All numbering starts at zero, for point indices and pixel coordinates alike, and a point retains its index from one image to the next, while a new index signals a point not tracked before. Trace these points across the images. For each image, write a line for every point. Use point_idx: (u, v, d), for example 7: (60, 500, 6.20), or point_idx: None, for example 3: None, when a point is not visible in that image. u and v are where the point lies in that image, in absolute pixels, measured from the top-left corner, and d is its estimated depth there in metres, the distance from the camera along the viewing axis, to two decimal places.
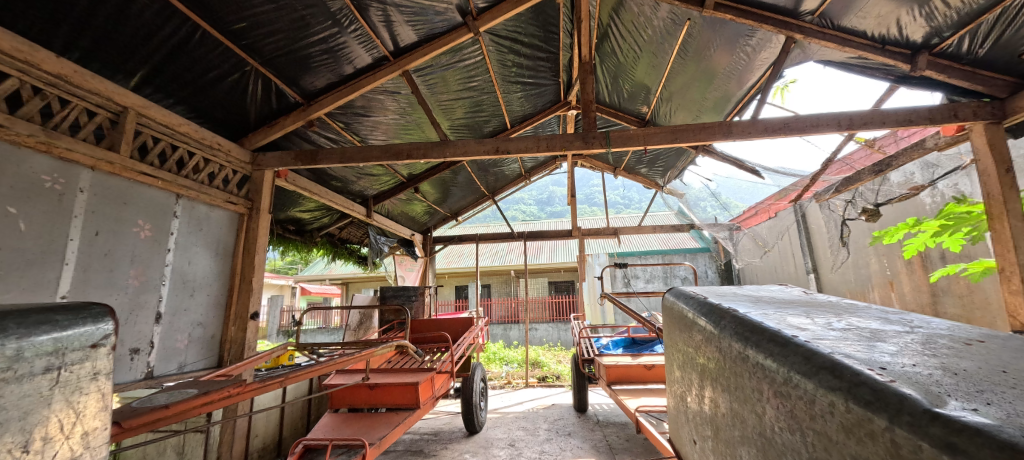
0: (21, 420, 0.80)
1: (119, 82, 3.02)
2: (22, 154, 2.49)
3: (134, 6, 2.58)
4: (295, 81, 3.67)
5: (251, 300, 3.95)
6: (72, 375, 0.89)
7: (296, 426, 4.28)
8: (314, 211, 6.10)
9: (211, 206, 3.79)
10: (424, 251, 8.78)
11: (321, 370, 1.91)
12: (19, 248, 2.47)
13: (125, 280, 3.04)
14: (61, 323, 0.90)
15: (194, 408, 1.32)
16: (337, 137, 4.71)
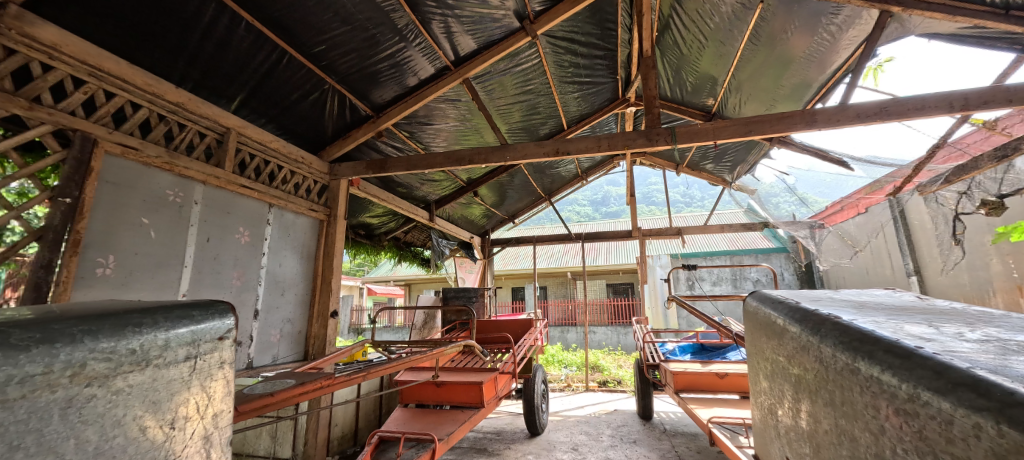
0: (168, 401, 0.77)
1: (222, 106, 3.43)
2: (151, 173, 2.92)
3: (235, 38, 2.92)
4: (366, 95, 3.93)
5: (331, 300, 4.29)
6: (206, 364, 0.86)
7: (369, 419, 4.53)
8: (382, 216, 6.49)
9: (297, 213, 4.18)
10: (482, 254, 8.98)
11: (395, 367, 2.02)
12: (151, 253, 2.89)
13: (229, 281, 3.44)
14: (196, 316, 0.89)
15: (292, 397, 1.42)
16: (403, 145, 4.97)
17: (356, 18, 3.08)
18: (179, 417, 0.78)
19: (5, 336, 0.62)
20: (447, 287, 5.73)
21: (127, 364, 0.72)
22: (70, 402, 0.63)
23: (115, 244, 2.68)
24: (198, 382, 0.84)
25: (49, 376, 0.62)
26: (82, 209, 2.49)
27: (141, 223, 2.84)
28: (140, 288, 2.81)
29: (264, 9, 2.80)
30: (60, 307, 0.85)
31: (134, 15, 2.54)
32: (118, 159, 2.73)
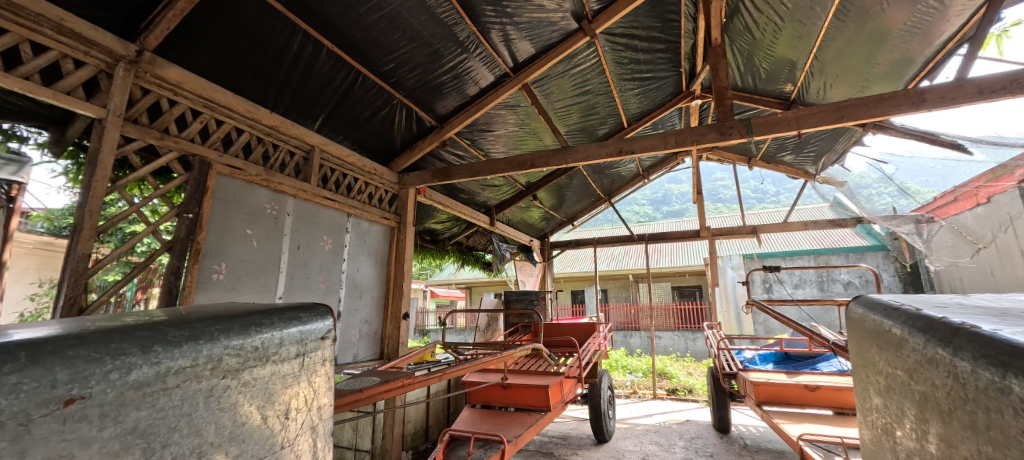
0: (285, 392, 0.87)
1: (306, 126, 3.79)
2: (253, 189, 3.29)
3: (317, 63, 3.21)
4: (431, 106, 4.12)
5: (403, 302, 4.54)
6: (312, 360, 0.96)
7: (439, 417, 4.72)
8: (445, 222, 6.77)
9: (372, 221, 4.49)
10: (542, 257, 9.00)
11: (468, 368, 2.08)
12: (254, 260, 3.25)
13: (316, 285, 3.78)
14: (304, 317, 0.98)
15: (378, 393, 1.51)
16: (464, 153, 5.14)
17: (422, 35, 3.26)
18: (290, 409, 0.87)
19: (163, 333, 0.72)
20: (508, 291, 5.81)
21: (252, 359, 0.82)
22: (208, 392, 0.73)
23: (226, 252, 3.05)
24: (305, 377, 0.93)
25: (195, 368, 0.72)
26: (200, 223, 2.87)
27: (246, 234, 3.21)
28: (247, 290, 3.17)
29: (341, 35, 3.06)
30: (201, 309, 0.98)
31: (236, 51, 2.89)
32: (227, 178, 3.12)
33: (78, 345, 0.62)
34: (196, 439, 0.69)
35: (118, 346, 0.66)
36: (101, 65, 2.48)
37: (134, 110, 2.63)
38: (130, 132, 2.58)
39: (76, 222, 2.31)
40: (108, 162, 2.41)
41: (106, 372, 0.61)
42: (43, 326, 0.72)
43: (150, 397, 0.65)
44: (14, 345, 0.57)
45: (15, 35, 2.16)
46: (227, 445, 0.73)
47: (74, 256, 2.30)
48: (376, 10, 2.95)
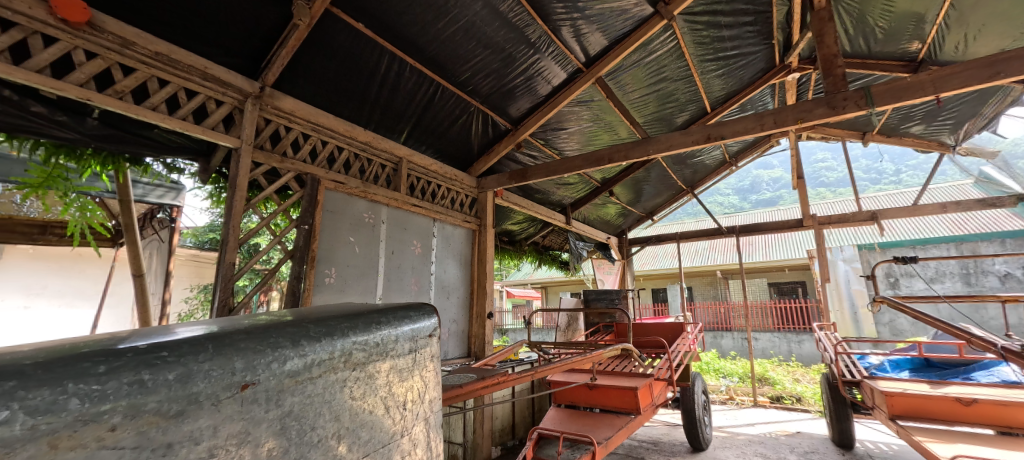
0: (404, 382, 0.95)
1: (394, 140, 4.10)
2: (353, 201, 3.64)
3: (402, 80, 3.46)
4: (505, 110, 4.21)
5: (487, 302, 4.70)
6: (424, 355, 1.03)
7: (525, 415, 4.80)
8: (522, 223, 6.88)
9: (455, 225, 4.72)
10: (621, 254, 8.73)
11: (558, 367, 2.08)
12: (358, 264, 3.60)
13: (409, 286, 4.07)
14: (414, 315, 1.05)
15: (476, 389, 1.56)
16: (538, 153, 5.18)
17: (496, 41, 3.35)
18: (407, 401, 0.95)
19: (307, 329, 0.81)
20: (587, 290, 5.73)
21: (375, 354, 0.89)
22: (343, 383, 0.81)
23: (335, 259, 3.42)
24: (418, 372, 1.00)
25: (332, 360, 0.81)
26: (314, 233, 3.23)
27: (350, 241, 3.57)
28: (353, 292, 3.52)
29: (423, 52, 3.26)
30: (329, 308, 1.10)
31: (335, 77, 3.22)
32: (333, 192, 3.49)
33: (247, 338, 0.73)
34: (335, 423, 0.78)
35: (277, 339, 0.76)
36: (233, 102, 2.92)
37: (259, 138, 3.06)
38: (257, 158, 3.00)
39: (222, 236, 2.75)
40: (244, 184, 2.83)
41: (269, 362, 0.72)
42: (219, 323, 0.87)
43: (301, 385, 0.75)
44: (202, 337, 0.70)
45: (173, 84, 2.63)
46: (360, 429, 0.82)
47: (223, 266, 2.73)
48: (453, 23, 3.09)
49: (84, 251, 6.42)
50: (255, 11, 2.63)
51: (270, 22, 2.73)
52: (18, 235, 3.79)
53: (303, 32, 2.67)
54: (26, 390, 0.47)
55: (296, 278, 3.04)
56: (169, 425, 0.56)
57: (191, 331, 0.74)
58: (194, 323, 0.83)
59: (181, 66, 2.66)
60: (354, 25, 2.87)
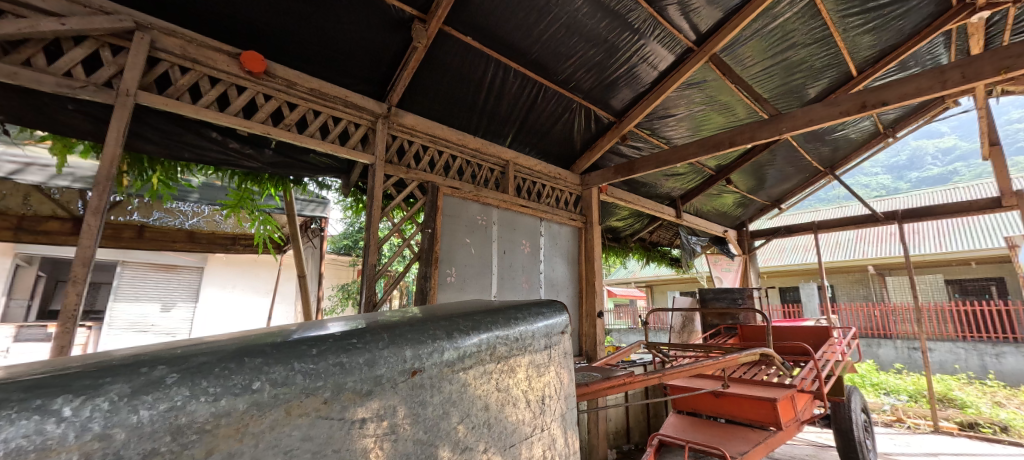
0: (544, 376, 0.98)
1: (501, 144, 4.28)
2: (468, 204, 3.88)
3: (507, 85, 3.59)
4: (608, 103, 4.10)
5: (597, 301, 4.64)
6: (559, 348, 1.05)
7: (639, 420, 4.63)
8: (627, 218, 6.64)
9: (561, 223, 4.75)
10: (741, 249, 7.89)
11: (685, 371, 1.96)
12: (474, 264, 3.83)
13: (520, 285, 4.21)
14: (547, 312, 1.05)
15: (601, 390, 1.46)
16: (644, 144, 4.93)
17: (599, 33, 3.28)
18: (544, 396, 0.97)
19: (456, 323, 0.85)
20: (703, 288, 5.32)
21: (515, 348, 0.92)
22: (489, 376, 0.86)
23: (454, 260, 3.69)
24: (553, 368, 1.01)
25: (480, 353, 0.85)
26: (436, 235, 3.53)
27: (466, 242, 3.81)
28: (471, 290, 3.76)
29: (526, 55, 3.34)
30: (468, 302, 1.16)
31: (447, 90, 3.48)
32: (450, 197, 3.76)
33: (411, 329, 0.79)
34: (484, 412, 0.83)
35: (434, 331, 0.80)
36: (368, 124, 3.32)
37: (388, 153, 3.45)
38: (388, 170, 3.38)
39: (365, 241, 3.14)
40: (380, 194, 3.19)
41: (431, 352, 0.77)
42: (383, 317, 0.98)
43: (456, 374, 0.80)
44: (380, 326, 0.80)
45: (324, 114, 3.10)
46: (503, 417, 0.86)
47: (367, 267, 3.12)
48: (555, 22, 3.10)
49: (260, 258, 8.00)
50: (382, 41, 2.99)
51: (394, 48, 3.06)
52: (219, 245, 4.84)
53: (421, 52, 2.94)
54: (266, 367, 0.60)
55: (424, 277, 3.36)
56: (360, 402, 0.66)
57: (364, 323, 0.85)
58: (343, 319, 0.96)
59: (328, 98, 3.11)
60: (463, 39, 3.06)
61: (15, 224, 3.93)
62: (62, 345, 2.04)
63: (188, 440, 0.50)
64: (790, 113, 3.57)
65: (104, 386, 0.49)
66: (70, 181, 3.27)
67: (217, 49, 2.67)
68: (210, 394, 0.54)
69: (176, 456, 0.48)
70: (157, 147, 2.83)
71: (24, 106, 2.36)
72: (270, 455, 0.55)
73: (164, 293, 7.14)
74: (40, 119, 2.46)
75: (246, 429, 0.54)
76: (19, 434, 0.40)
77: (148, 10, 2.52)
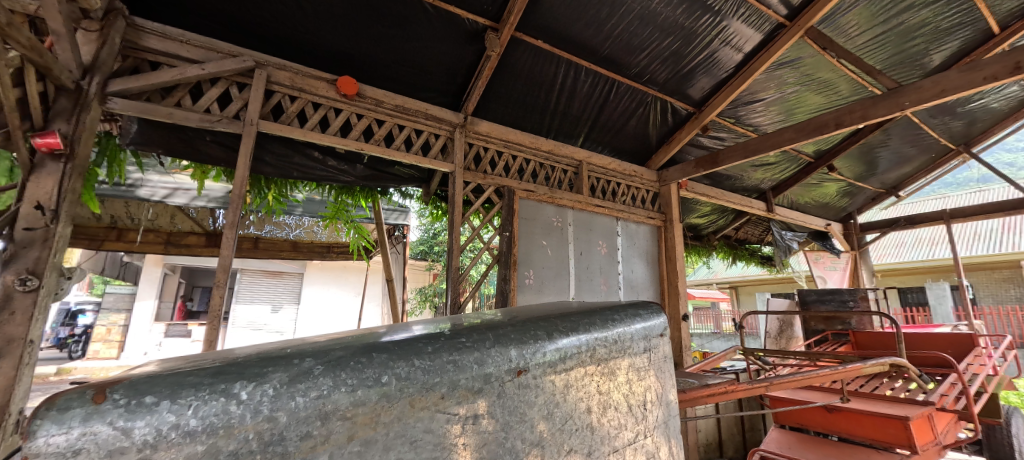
0: (648, 379, 0.95)
1: (573, 144, 4.28)
2: (543, 207, 3.90)
3: (578, 84, 3.57)
4: (685, 93, 3.89)
5: (680, 304, 4.40)
6: (660, 352, 1.01)
7: (733, 433, 4.28)
8: (709, 214, 6.25)
9: (639, 222, 4.59)
10: (849, 245, 6.99)
11: (798, 381, 1.78)
12: (551, 266, 3.83)
13: (598, 287, 4.13)
14: (644, 314, 1.01)
15: (699, 398, 1.31)
16: (727, 134, 4.59)
17: (677, 21, 3.12)
18: (646, 401, 0.94)
19: (556, 324, 0.85)
20: (804, 289, 4.83)
21: (615, 350, 0.90)
22: (590, 378, 0.85)
23: (532, 262, 3.72)
24: (653, 372, 0.98)
25: (581, 354, 0.84)
26: (514, 238, 3.59)
27: (543, 244, 3.83)
28: (549, 292, 3.77)
29: (598, 52, 3.28)
30: (559, 304, 1.16)
31: (519, 95, 3.55)
32: (526, 200, 3.82)
33: (513, 329, 0.79)
34: (588, 415, 0.82)
35: (535, 332, 0.80)
36: (446, 134, 3.50)
37: (466, 161, 3.60)
38: (467, 177, 3.52)
39: (449, 246, 3.29)
40: (460, 200, 3.33)
41: (534, 352, 0.77)
42: (480, 317, 1.01)
43: (560, 374, 0.80)
44: (486, 324, 0.81)
45: (407, 127, 3.32)
46: (605, 420, 0.84)
47: (452, 271, 3.27)
48: (628, 15, 3.01)
49: (349, 264, 8.77)
50: (458, 53, 3.13)
51: (469, 59, 3.19)
52: (317, 254, 5.25)
53: (495, 60, 3.02)
54: (391, 363, 0.63)
55: (503, 280, 3.45)
56: (474, 399, 0.68)
57: (467, 323, 0.88)
58: (424, 321, 1.01)
59: (411, 112, 3.33)
60: (535, 43, 3.09)
61: (165, 239, 4.71)
62: (212, 339, 2.41)
63: (334, 425, 0.55)
64: (913, 85, 3.11)
65: (268, 374, 0.55)
66: (207, 201, 3.88)
67: (317, 77, 2.99)
68: (348, 385, 0.58)
69: (325, 440, 0.54)
70: (274, 169, 3.24)
71: (177, 140, 2.85)
72: (398, 444, 0.60)
73: (273, 297, 8.14)
74: (188, 151, 2.94)
75: (378, 419, 0.59)
76: (210, 413, 0.49)
77: (264, 49, 2.90)
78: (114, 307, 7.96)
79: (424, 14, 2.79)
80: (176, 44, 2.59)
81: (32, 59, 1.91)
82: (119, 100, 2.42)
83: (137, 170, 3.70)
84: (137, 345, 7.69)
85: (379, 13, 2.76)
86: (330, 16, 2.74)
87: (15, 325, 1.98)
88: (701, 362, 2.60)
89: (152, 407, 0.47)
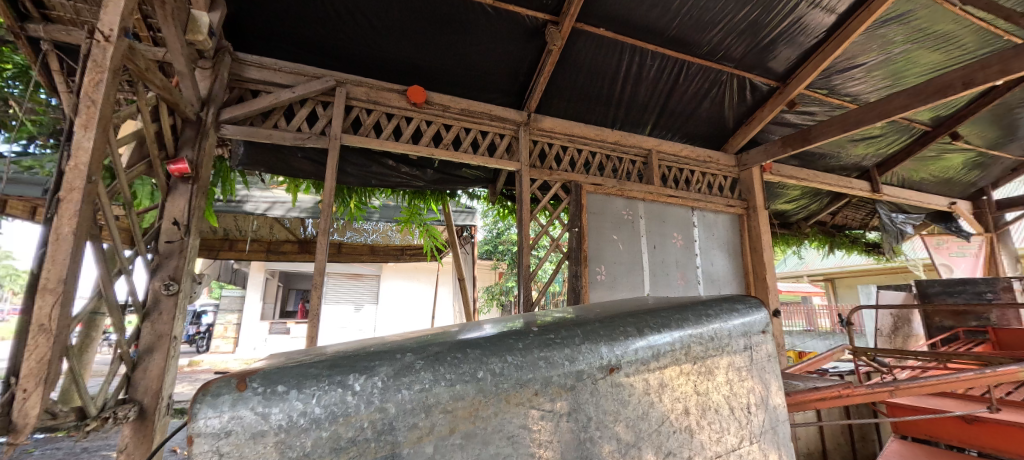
0: (751, 380, 0.88)
1: (640, 133, 4.15)
2: (612, 200, 3.79)
3: (644, 70, 3.43)
4: (766, 67, 3.55)
5: (769, 298, 4.04)
6: (760, 355, 0.91)
7: (839, 443, 3.86)
8: (797, 199, 5.67)
9: (717, 212, 4.29)
10: (983, 226, 5.94)
11: (934, 385, 1.53)
12: (623, 261, 3.71)
13: (676, 282, 3.91)
14: (742, 308, 0.93)
15: (809, 402, 1.18)
16: (818, 107, 4.12)
17: None
18: (750, 404, 0.86)
19: (645, 320, 0.81)
20: (924, 280, 4.18)
21: (711, 348, 0.84)
22: (687, 378, 0.79)
23: (603, 257, 3.63)
24: (757, 373, 0.90)
25: (675, 352, 0.79)
26: (584, 234, 3.54)
27: (614, 239, 3.72)
28: (623, 288, 3.65)
29: (664, 33, 3.11)
30: (642, 298, 1.11)
31: (582, 87, 3.50)
32: (594, 194, 3.74)
33: (602, 325, 0.76)
34: (686, 417, 0.77)
35: (625, 328, 0.77)
36: (511, 133, 3.54)
37: (531, 158, 3.62)
38: (533, 174, 3.53)
39: (519, 244, 3.32)
40: (528, 198, 3.34)
41: (625, 348, 0.74)
42: (557, 314, 1.00)
43: (652, 373, 0.76)
44: (570, 321, 0.78)
45: (473, 130, 3.41)
46: (703, 425, 0.79)
47: (523, 269, 3.30)
48: None
49: (421, 266, 9.25)
50: (519, 51, 3.15)
51: (530, 55, 3.19)
52: (392, 256, 5.59)
53: (556, 54, 3.00)
54: (485, 359, 0.64)
55: (574, 276, 3.42)
56: (567, 397, 0.67)
57: (548, 319, 0.88)
58: (498, 318, 1.01)
59: (476, 114, 3.41)
60: (596, 32, 3.01)
61: (266, 248, 5.34)
62: (314, 336, 2.69)
63: (436, 418, 0.57)
64: None
65: (374, 368, 0.58)
66: (299, 212, 4.32)
67: (388, 89, 3.17)
68: (447, 380, 0.60)
69: (430, 431, 0.56)
70: (356, 178, 3.52)
71: (276, 159, 3.21)
72: (497, 440, 0.60)
73: (355, 296, 8.88)
74: (285, 167, 3.30)
75: (478, 413, 0.60)
76: (331, 402, 0.53)
77: (344, 68, 3.15)
78: (229, 308, 9.21)
79: (484, 17, 2.84)
80: (271, 72, 2.91)
81: (164, 97, 2.25)
82: (230, 127, 2.78)
83: (244, 187, 4.23)
84: (248, 340, 8.86)
85: (443, 22, 2.86)
86: (398, 30, 2.90)
87: (163, 323, 2.36)
88: (803, 362, 2.35)
89: (284, 396, 0.51)
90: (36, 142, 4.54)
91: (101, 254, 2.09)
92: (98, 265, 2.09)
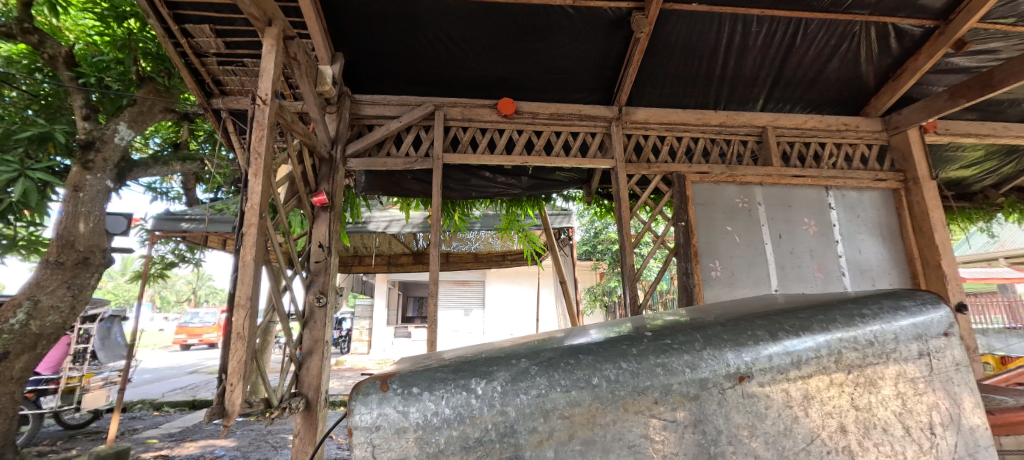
0: (932, 394, 0.72)
1: (751, 109, 3.70)
2: (722, 188, 3.44)
3: (750, 39, 3.06)
4: (919, 5, 2.86)
5: (948, 289, 3.24)
6: (942, 364, 0.74)
7: None
8: (981, 161, 4.45)
9: (861, 188, 3.60)
10: None
11: None
12: (742, 255, 3.33)
13: (812, 274, 3.36)
14: (910, 306, 0.76)
15: None
16: (1004, 40, 3.19)
17: None
18: (932, 424, 0.70)
19: (779, 322, 0.72)
20: None
21: (871, 355, 0.70)
22: (841, 390, 0.68)
23: (716, 252, 3.31)
24: (940, 386, 0.73)
25: (821, 359, 0.68)
26: (692, 227, 3.28)
27: (728, 230, 3.37)
28: (745, 285, 3.27)
29: None
30: (770, 297, 0.99)
31: (676, 70, 3.26)
32: (699, 183, 3.44)
33: (725, 329, 0.71)
34: (844, 436, 0.66)
35: (753, 332, 0.70)
36: (603, 129, 3.46)
37: (626, 153, 3.49)
38: (630, 170, 3.39)
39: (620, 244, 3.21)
40: (625, 195, 3.21)
41: (756, 354, 0.67)
42: (668, 316, 0.94)
43: (793, 383, 0.67)
44: (688, 326, 0.73)
45: (563, 132, 3.43)
46: (867, 445, 0.66)
47: (627, 269, 3.18)
48: None
49: (521, 270, 9.49)
50: (603, 46, 3.06)
51: (616, 47, 3.08)
52: (494, 261, 5.98)
53: (644, 41, 2.84)
54: (600, 365, 0.63)
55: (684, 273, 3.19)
56: (691, 406, 0.63)
57: (660, 322, 0.83)
58: (608, 322, 0.99)
59: (566, 117, 3.41)
60: (687, 9, 2.78)
61: (387, 262, 6.20)
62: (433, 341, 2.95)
63: (555, 423, 0.58)
64: None
65: (493, 373, 0.61)
66: (412, 227, 4.87)
67: (480, 105, 3.36)
68: (562, 385, 0.60)
69: (550, 436, 0.57)
70: (457, 193, 3.77)
71: (390, 182, 3.62)
72: (619, 448, 0.59)
73: (463, 301, 9.52)
74: (398, 189, 3.70)
75: (596, 420, 0.59)
76: (458, 403, 0.57)
77: (440, 93, 3.43)
78: (362, 315, 10.61)
79: (565, 18, 2.83)
80: (382, 107, 3.31)
81: (306, 142, 2.71)
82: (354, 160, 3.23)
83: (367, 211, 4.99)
84: (379, 342, 10.15)
85: (526, 32, 2.93)
86: (484, 49, 3.05)
87: (317, 330, 2.82)
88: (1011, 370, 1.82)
89: (419, 397, 0.58)
90: (224, 187, 5.93)
91: (273, 275, 2.59)
92: (271, 284, 2.60)
